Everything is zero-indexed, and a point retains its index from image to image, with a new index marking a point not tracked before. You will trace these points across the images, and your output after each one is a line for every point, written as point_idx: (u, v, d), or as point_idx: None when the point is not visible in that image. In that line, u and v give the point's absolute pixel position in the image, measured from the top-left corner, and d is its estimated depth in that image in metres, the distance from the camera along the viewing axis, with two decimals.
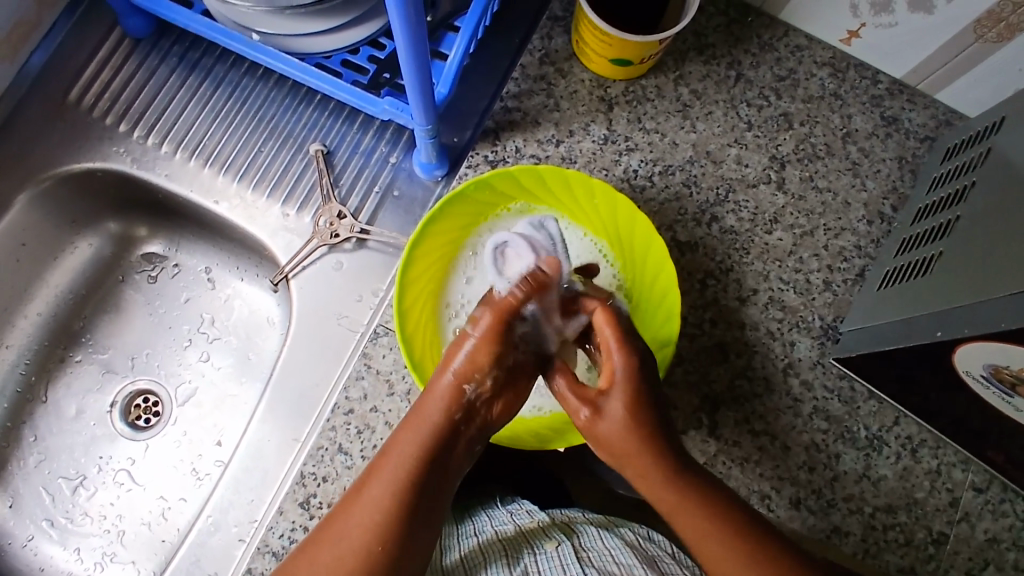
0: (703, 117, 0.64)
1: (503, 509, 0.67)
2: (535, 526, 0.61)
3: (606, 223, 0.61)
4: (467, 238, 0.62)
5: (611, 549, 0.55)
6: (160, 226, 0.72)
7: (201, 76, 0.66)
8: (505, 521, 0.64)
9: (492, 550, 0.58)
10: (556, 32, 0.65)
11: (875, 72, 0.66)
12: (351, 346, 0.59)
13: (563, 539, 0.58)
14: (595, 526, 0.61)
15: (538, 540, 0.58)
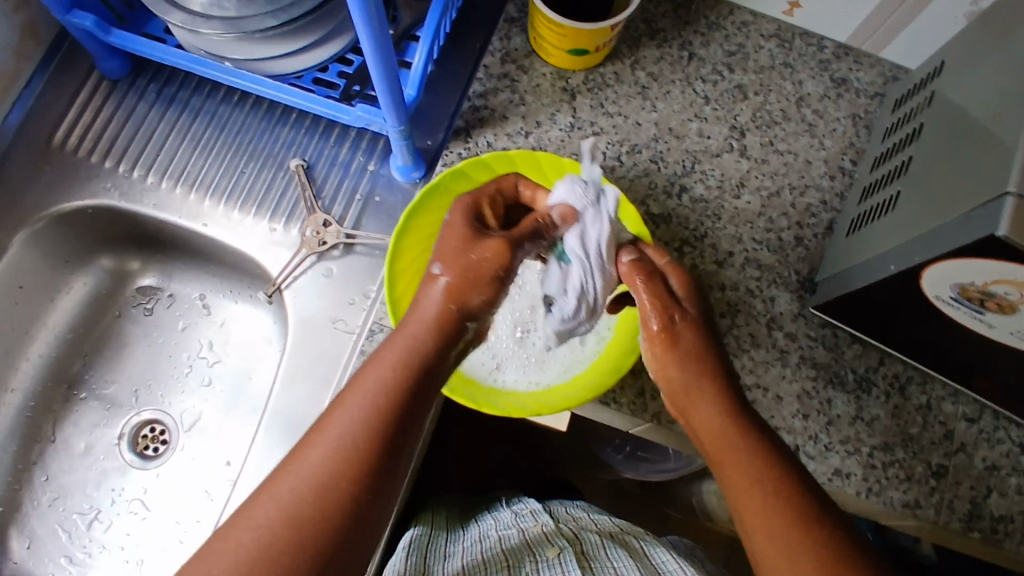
0: (662, 97, 0.67)
1: (507, 509, 0.71)
2: (542, 536, 0.63)
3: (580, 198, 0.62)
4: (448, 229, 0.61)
5: (613, 560, 0.57)
6: (154, 259, 0.74)
7: (179, 109, 0.68)
8: (508, 525, 0.67)
9: (497, 552, 0.61)
10: (514, 32, 0.68)
11: (820, 39, 0.70)
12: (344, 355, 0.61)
13: (563, 547, 0.60)
14: (599, 534, 0.64)
15: (540, 543, 0.61)
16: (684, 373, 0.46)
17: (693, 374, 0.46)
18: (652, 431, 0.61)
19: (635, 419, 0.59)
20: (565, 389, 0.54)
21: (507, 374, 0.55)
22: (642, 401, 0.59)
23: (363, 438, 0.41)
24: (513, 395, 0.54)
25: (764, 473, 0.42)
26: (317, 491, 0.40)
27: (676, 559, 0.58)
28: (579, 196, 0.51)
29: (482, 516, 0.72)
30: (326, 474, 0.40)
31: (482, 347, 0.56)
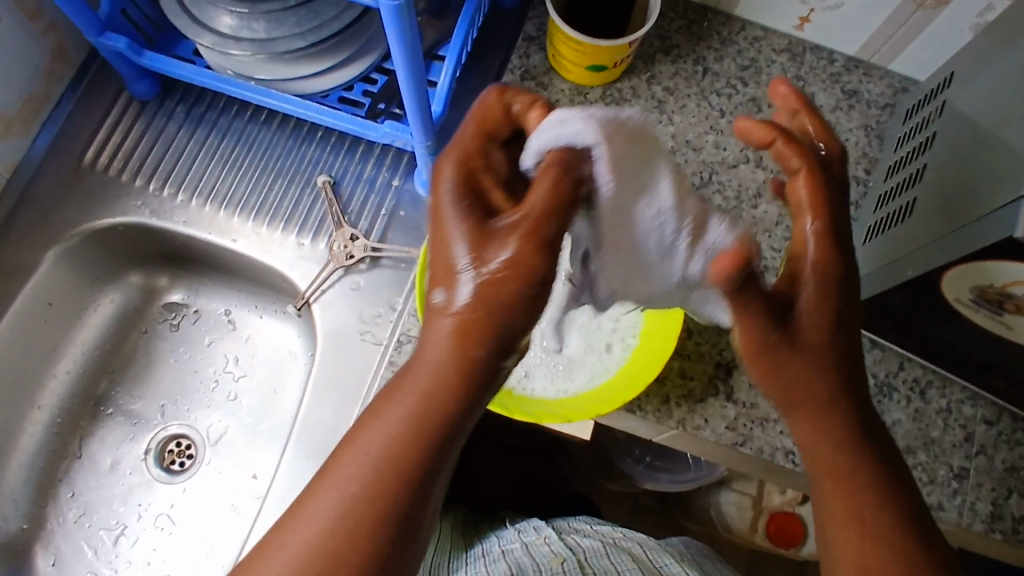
0: (678, 111, 0.69)
1: (510, 528, 0.71)
2: (543, 544, 0.65)
3: None
4: None
5: (617, 565, 0.61)
6: (179, 275, 0.76)
7: (208, 129, 0.70)
8: (512, 539, 0.68)
9: (498, 562, 0.63)
10: (533, 49, 0.69)
11: (830, 53, 0.72)
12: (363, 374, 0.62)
13: (565, 557, 0.62)
14: (601, 540, 0.66)
15: (542, 552, 0.64)
16: (796, 356, 0.40)
17: (833, 396, 0.40)
18: (676, 439, 0.62)
19: (659, 426, 0.60)
20: (594, 396, 0.55)
21: (535, 382, 0.57)
22: (667, 408, 0.59)
23: (388, 468, 0.37)
24: (540, 403, 0.55)
25: (840, 428, 0.40)
26: (344, 516, 0.36)
27: (677, 562, 0.62)
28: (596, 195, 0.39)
29: (486, 535, 0.72)
30: (362, 508, 0.36)
31: None
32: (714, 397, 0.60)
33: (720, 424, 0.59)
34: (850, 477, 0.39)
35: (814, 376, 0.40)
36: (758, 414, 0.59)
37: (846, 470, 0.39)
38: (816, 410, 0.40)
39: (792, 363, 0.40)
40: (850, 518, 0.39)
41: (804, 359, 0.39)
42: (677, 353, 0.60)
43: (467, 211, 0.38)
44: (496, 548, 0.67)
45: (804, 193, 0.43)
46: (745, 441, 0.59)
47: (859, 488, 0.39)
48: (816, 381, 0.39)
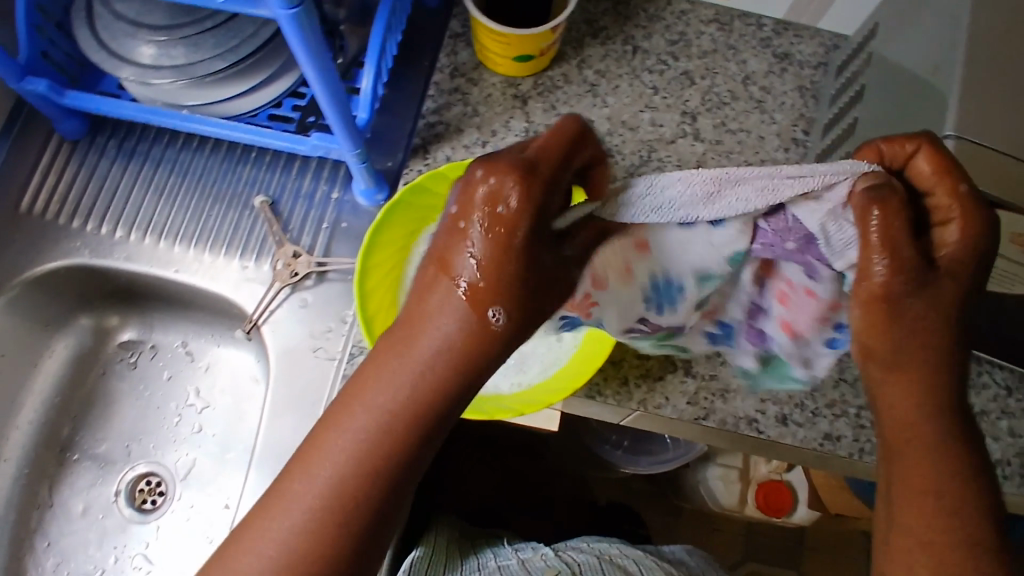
0: (612, 92, 0.69)
1: (509, 547, 0.71)
2: (538, 562, 0.67)
3: None
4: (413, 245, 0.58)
5: None
6: (131, 312, 0.75)
7: (140, 161, 0.69)
8: (507, 556, 0.69)
9: None
10: (460, 46, 0.69)
11: (759, 18, 0.72)
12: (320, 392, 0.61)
13: (560, 570, 0.65)
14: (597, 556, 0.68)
15: (537, 565, 0.66)
16: (924, 307, 0.39)
17: (914, 367, 0.40)
18: (641, 420, 0.62)
19: (622, 409, 0.60)
20: (546, 386, 0.55)
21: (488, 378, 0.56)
22: (626, 390, 0.59)
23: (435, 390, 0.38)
24: (495, 399, 0.55)
25: (929, 404, 0.41)
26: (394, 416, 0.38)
27: None
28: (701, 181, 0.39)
29: (481, 550, 0.71)
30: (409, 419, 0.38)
31: None
32: (672, 373, 0.60)
33: (680, 400, 0.59)
34: (920, 455, 0.41)
35: (941, 337, 0.40)
36: (717, 386, 0.60)
37: (936, 447, 0.41)
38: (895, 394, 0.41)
39: (911, 322, 0.39)
40: (935, 491, 0.40)
41: (897, 330, 0.40)
42: (630, 334, 0.61)
43: (522, 221, 0.36)
44: (492, 563, 0.67)
45: (940, 165, 0.40)
46: (707, 415, 0.59)
47: (924, 468, 0.41)
48: (937, 321, 0.39)
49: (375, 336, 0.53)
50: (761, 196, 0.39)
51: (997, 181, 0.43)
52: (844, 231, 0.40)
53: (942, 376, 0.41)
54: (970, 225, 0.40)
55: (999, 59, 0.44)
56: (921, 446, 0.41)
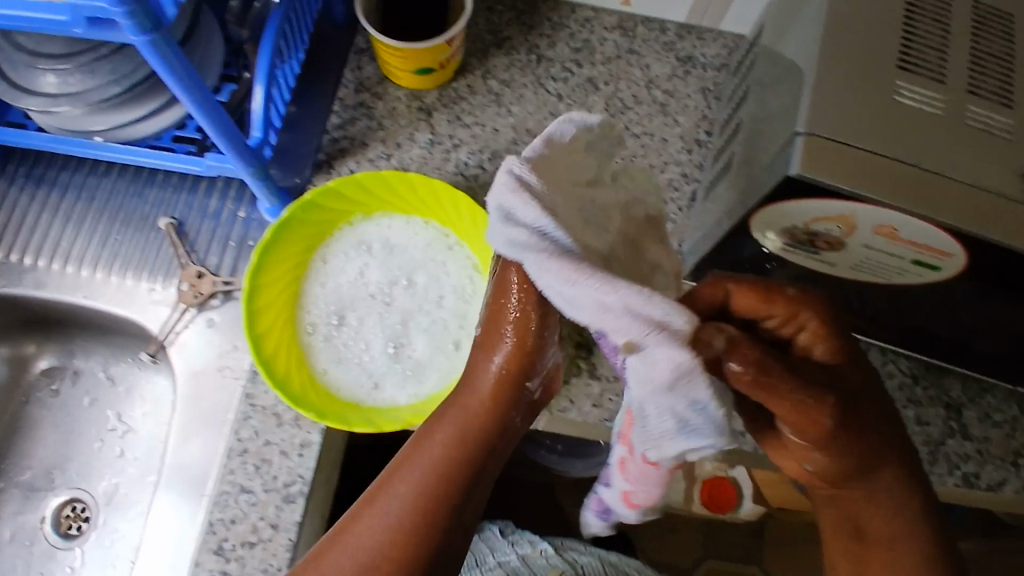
0: (516, 101, 0.69)
1: (507, 539, 0.77)
2: (540, 559, 0.73)
3: (429, 204, 0.59)
4: (313, 262, 0.59)
5: None
6: (50, 339, 0.74)
7: (48, 187, 0.68)
8: (507, 552, 0.75)
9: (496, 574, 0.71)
10: (365, 61, 0.70)
11: (662, 23, 0.73)
12: (228, 415, 0.61)
13: (562, 570, 0.72)
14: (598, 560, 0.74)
15: (540, 564, 0.73)
16: (861, 436, 0.41)
17: (865, 477, 0.42)
18: (551, 424, 0.62)
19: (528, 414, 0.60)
20: (442, 395, 0.54)
21: (386, 392, 0.55)
22: None
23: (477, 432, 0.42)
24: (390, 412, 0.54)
25: (893, 498, 0.43)
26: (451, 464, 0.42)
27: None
28: (592, 302, 0.36)
29: (482, 543, 0.77)
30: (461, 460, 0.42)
31: (360, 370, 0.56)
32: (577, 376, 0.60)
33: (585, 403, 0.59)
34: (880, 548, 0.43)
35: (889, 447, 0.43)
36: (622, 387, 0.60)
37: (896, 533, 0.43)
38: (870, 488, 0.43)
39: (859, 437, 0.41)
40: None
41: (852, 441, 0.41)
42: None
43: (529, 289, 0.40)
44: (493, 560, 0.74)
45: (756, 295, 0.42)
46: (613, 417, 0.59)
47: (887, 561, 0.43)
48: (883, 435, 0.42)
49: (265, 354, 0.53)
50: (561, 279, 0.36)
51: (867, 180, 0.42)
52: (662, 418, 0.37)
53: (889, 474, 0.43)
54: (821, 335, 0.43)
55: (852, 54, 0.45)
56: (884, 543, 0.43)
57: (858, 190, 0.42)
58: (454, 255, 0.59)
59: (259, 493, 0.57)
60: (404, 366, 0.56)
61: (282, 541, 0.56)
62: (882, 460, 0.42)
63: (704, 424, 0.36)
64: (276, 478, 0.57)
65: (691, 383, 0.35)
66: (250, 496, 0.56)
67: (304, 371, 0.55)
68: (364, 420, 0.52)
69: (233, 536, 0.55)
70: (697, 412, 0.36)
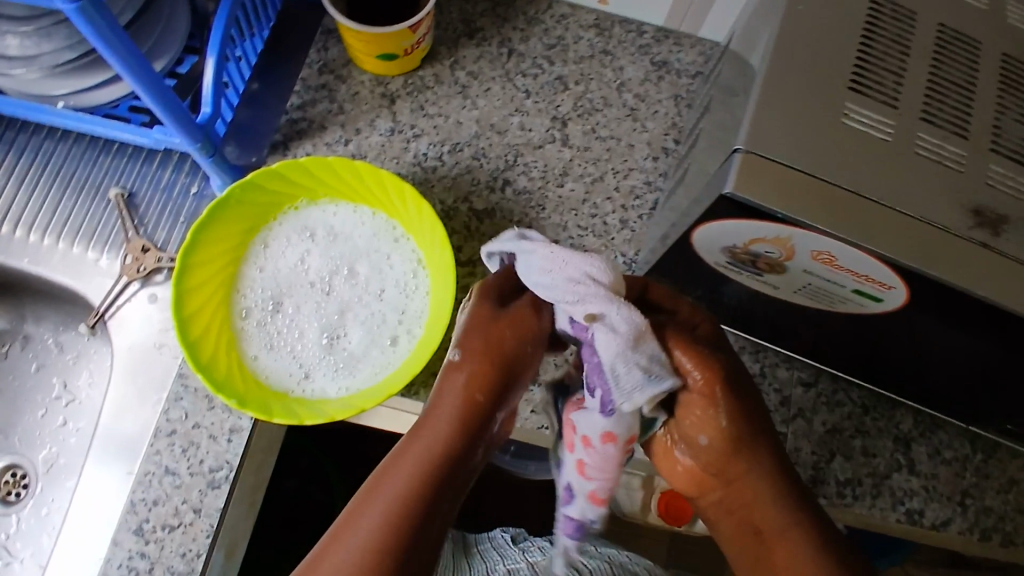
0: (483, 94, 0.68)
1: (515, 547, 0.73)
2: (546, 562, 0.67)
3: (376, 193, 0.57)
4: (254, 245, 0.58)
5: None
6: (1, 303, 0.74)
7: (3, 148, 0.68)
8: (516, 559, 0.70)
9: None
10: (331, 43, 0.69)
11: (639, 24, 0.71)
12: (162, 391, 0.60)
13: None
14: None
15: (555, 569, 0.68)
16: (729, 420, 0.45)
17: (742, 463, 0.46)
18: None
19: None
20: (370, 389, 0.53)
21: (316, 382, 0.55)
22: None
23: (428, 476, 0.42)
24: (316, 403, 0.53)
25: (774, 481, 0.46)
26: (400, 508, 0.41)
27: None
28: (567, 290, 0.43)
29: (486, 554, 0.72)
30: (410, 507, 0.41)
31: (291, 358, 0.55)
32: None
33: (523, 408, 0.58)
34: (772, 534, 0.45)
35: (760, 432, 0.46)
36: None
37: (784, 518, 0.45)
38: (752, 475, 0.46)
39: (726, 422, 0.45)
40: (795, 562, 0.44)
41: (721, 422, 0.44)
42: None
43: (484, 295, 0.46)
44: (501, 567, 0.69)
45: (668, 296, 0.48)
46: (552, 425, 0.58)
47: (779, 547, 0.45)
48: (753, 420, 0.45)
49: (192, 336, 0.52)
50: (543, 262, 0.44)
51: (801, 203, 0.41)
52: (632, 371, 0.42)
53: (761, 462, 0.46)
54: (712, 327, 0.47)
55: (803, 74, 0.44)
56: (774, 527, 0.45)
57: (794, 214, 0.41)
58: (399, 247, 0.58)
59: (183, 476, 0.56)
60: (337, 357, 0.55)
61: (203, 526, 0.55)
62: (755, 443, 0.45)
63: (663, 369, 0.42)
64: (202, 462, 0.56)
65: (646, 342, 0.42)
66: (174, 479, 0.56)
67: (233, 356, 0.55)
68: (288, 410, 0.51)
69: (153, 519, 0.55)
70: (652, 363, 0.42)
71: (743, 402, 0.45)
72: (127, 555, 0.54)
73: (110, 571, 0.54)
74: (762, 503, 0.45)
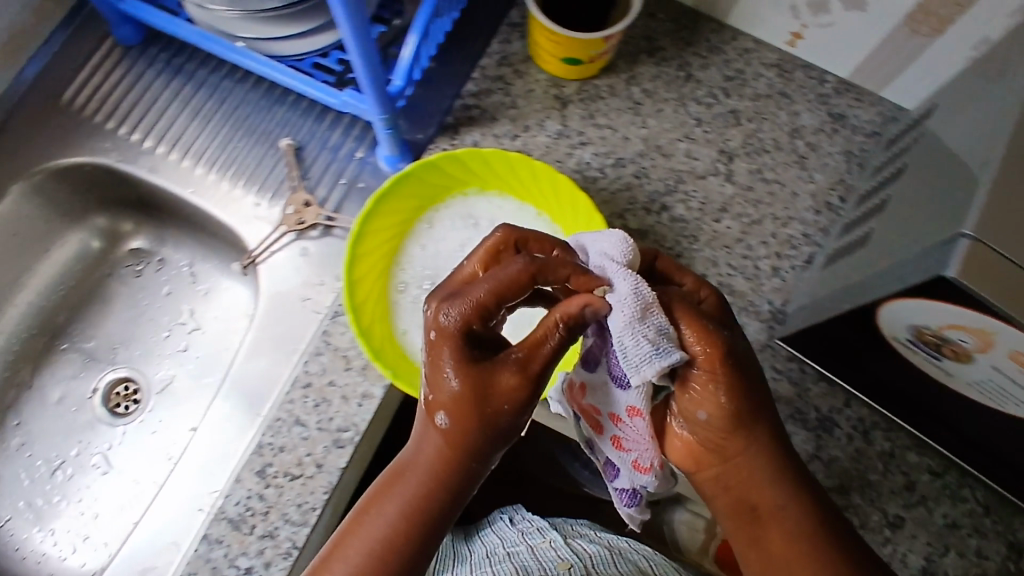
0: (654, 114, 0.67)
1: (512, 527, 0.70)
2: (546, 544, 0.65)
3: (546, 195, 0.58)
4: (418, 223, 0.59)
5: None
6: (147, 222, 0.77)
7: (184, 79, 0.70)
8: (516, 541, 0.67)
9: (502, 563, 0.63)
10: (514, 36, 0.69)
11: (821, 73, 0.70)
12: (303, 342, 0.62)
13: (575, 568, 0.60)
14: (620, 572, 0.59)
15: (548, 556, 0.63)
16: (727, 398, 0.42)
17: (741, 442, 0.44)
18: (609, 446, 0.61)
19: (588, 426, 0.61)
20: None
21: None
22: None
23: (432, 490, 0.41)
24: None
25: (771, 460, 0.44)
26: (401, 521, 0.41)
27: None
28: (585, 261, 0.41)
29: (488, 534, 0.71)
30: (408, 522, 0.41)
31: None
32: None
33: None
34: (768, 511, 0.44)
35: (759, 410, 0.43)
36: None
37: (781, 497, 0.44)
38: (750, 455, 0.44)
39: (725, 401, 0.42)
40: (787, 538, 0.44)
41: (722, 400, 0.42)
42: None
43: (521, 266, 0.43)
44: (500, 550, 0.66)
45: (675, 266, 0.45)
46: None
47: (774, 524, 0.44)
48: (750, 396, 0.43)
49: (355, 300, 0.54)
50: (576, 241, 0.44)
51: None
52: (640, 344, 0.38)
53: (758, 440, 0.44)
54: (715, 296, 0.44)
55: None
56: (769, 504, 0.44)
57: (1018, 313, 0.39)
58: None
59: (311, 430, 0.57)
60: None
61: (323, 482, 0.56)
62: (754, 421, 0.43)
63: (673, 345, 0.39)
64: (330, 420, 0.57)
65: (651, 314, 0.39)
66: (302, 430, 0.57)
67: (385, 328, 0.56)
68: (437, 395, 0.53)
69: (277, 464, 0.56)
70: (662, 336, 0.39)
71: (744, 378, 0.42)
72: (246, 494, 0.56)
73: (228, 506, 0.55)
74: (762, 479, 0.44)
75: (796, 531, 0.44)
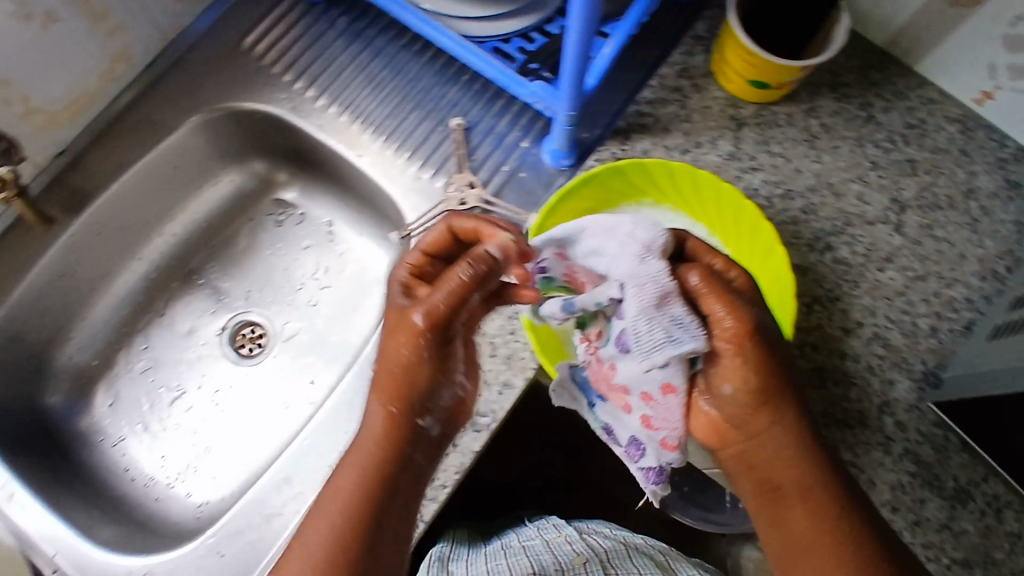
0: (829, 151, 0.66)
1: (532, 526, 0.73)
2: (563, 541, 0.67)
3: (724, 218, 0.60)
4: None
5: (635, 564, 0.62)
6: (300, 175, 0.78)
7: (362, 45, 0.71)
8: (533, 535, 0.70)
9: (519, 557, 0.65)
10: (697, 50, 0.68)
11: (1004, 136, 0.67)
12: None
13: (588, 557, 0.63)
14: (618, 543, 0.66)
15: (564, 551, 0.65)
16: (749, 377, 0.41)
17: (765, 422, 0.43)
18: None
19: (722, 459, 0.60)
20: None
21: None
22: None
23: (394, 436, 0.45)
24: None
25: (794, 444, 0.43)
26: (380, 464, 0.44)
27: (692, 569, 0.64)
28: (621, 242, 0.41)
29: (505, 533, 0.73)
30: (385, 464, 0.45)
31: None
32: None
33: None
34: (792, 493, 0.43)
35: (783, 392, 0.42)
36: None
37: (807, 481, 0.43)
38: (771, 436, 0.43)
39: (747, 379, 0.41)
40: (811, 520, 0.43)
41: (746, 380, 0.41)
42: None
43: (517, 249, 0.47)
44: (517, 542, 0.69)
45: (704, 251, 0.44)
46: None
47: (796, 503, 0.43)
48: (775, 377, 0.42)
49: None
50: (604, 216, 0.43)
51: None
52: (653, 331, 0.40)
53: (781, 421, 0.43)
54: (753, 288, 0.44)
55: None
56: (795, 486, 0.43)
57: None
58: None
59: None
60: None
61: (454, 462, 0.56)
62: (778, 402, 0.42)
63: (688, 332, 0.40)
64: None
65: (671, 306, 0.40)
66: None
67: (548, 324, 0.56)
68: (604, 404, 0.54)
69: None
70: (677, 326, 0.40)
71: (768, 357, 0.41)
72: None
73: None
74: (786, 459, 0.43)
75: (818, 514, 0.43)
